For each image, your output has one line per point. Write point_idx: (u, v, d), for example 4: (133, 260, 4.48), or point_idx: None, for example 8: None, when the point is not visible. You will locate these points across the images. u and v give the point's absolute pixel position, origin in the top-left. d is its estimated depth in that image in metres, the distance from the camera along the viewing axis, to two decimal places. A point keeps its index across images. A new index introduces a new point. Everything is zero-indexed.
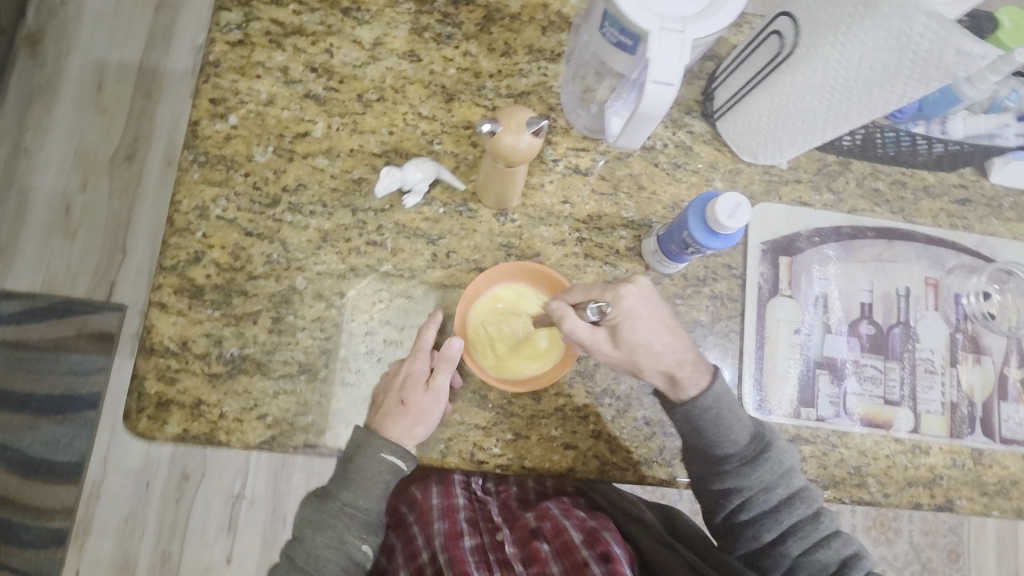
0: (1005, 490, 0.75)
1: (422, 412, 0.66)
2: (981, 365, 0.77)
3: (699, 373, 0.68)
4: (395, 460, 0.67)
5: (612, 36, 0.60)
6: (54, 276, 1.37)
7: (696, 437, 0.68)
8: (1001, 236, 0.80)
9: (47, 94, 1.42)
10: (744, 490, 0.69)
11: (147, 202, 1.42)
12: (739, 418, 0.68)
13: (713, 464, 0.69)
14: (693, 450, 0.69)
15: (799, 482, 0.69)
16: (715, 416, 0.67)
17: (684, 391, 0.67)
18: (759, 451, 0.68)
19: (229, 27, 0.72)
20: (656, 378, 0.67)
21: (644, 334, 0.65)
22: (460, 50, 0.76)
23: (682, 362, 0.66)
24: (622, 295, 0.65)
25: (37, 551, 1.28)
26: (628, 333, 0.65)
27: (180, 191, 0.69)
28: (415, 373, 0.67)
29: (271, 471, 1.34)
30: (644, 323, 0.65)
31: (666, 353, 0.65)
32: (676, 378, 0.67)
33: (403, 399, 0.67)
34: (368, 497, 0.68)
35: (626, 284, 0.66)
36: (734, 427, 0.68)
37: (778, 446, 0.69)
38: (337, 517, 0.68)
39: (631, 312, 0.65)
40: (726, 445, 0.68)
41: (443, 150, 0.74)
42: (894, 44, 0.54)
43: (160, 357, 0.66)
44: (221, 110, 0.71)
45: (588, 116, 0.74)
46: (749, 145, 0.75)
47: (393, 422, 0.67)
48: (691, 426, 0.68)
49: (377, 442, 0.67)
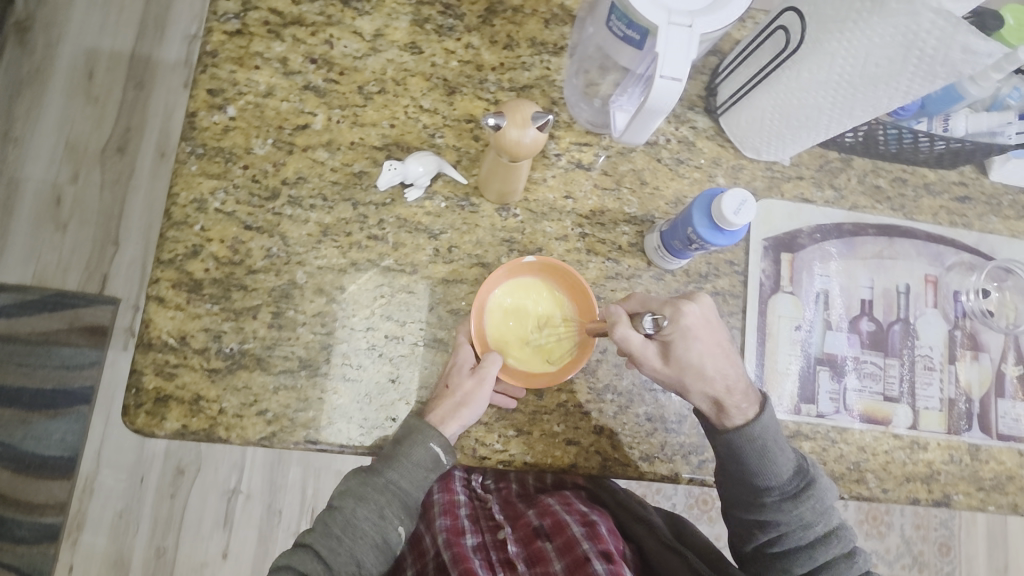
0: (1001, 485, 0.76)
1: (466, 394, 0.65)
2: (979, 362, 0.77)
3: (749, 403, 0.67)
4: (440, 450, 0.65)
5: (618, 30, 0.59)
6: (45, 269, 1.35)
7: (738, 467, 0.67)
8: (999, 234, 0.81)
9: (36, 84, 1.40)
10: (782, 525, 0.68)
11: (139, 194, 1.40)
12: (784, 451, 0.67)
13: (753, 496, 0.68)
14: (732, 481, 0.68)
15: (836, 520, 0.69)
16: (760, 447, 0.66)
17: (729, 419, 0.67)
18: (802, 488, 0.67)
19: (227, 16, 0.71)
20: (701, 402, 0.66)
21: (699, 355, 0.64)
22: (462, 42, 0.75)
23: (730, 390, 0.65)
24: (684, 312, 0.64)
25: (29, 546, 1.27)
26: (684, 352, 0.64)
27: (178, 183, 0.68)
28: (461, 361, 0.67)
29: (266, 466, 1.33)
30: (701, 345, 0.64)
31: (717, 377, 0.65)
32: (722, 404, 0.66)
33: (447, 384, 0.66)
34: (412, 478, 0.65)
35: (688, 302, 0.65)
36: (780, 462, 0.67)
37: (820, 483, 0.68)
38: (380, 493, 0.65)
39: (690, 331, 0.64)
40: (768, 478, 0.67)
41: (445, 143, 0.73)
42: (900, 40, 0.54)
43: (158, 352, 0.65)
44: (219, 101, 0.70)
45: (591, 110, 0.74)
46: (752, 141, 0.75)
47: (437, 407, 0.65)
48: (733, 456, 0.67)
49: (428, 429, 0.65)
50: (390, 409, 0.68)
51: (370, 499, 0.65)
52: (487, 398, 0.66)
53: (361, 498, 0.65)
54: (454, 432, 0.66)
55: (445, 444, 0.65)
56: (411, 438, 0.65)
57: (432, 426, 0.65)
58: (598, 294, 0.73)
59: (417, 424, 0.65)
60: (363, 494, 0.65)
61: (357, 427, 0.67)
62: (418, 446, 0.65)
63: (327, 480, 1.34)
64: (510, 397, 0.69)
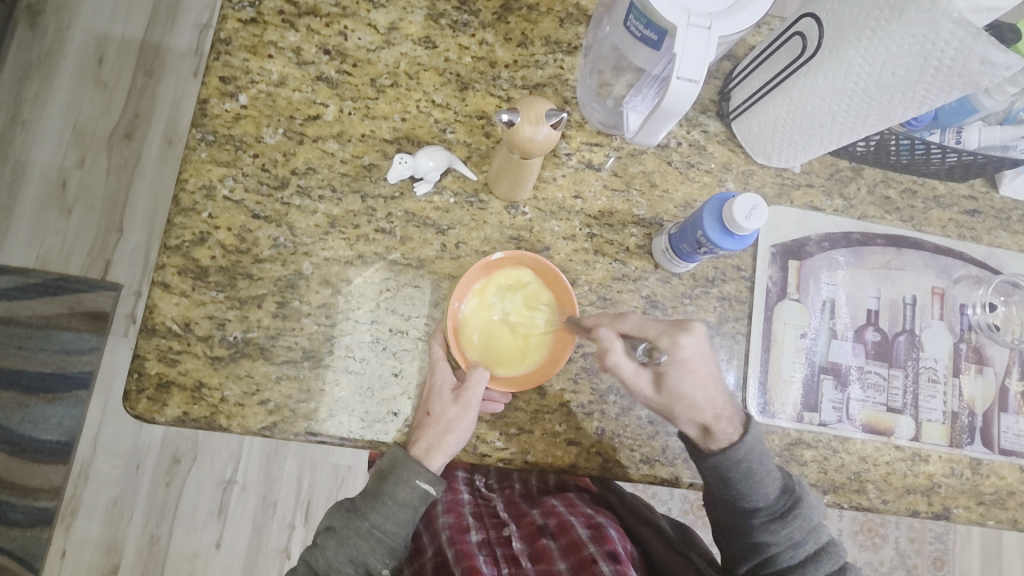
0: (1002, 500, 0.76)
1: (451, 421, 0.63)
2: (983, 376, 0.77)
3: (734, 427, 0.66)
4: (428, 485, 0.64)
5: (636, 30, 0.59)
6: (48, 252, 1.35)
7: (724, 488, 0.67)
8: (1008, 249, 0.81)
9: (46, 68, 1.40)
10: (772, 545, 0.67)
11: (145, 181, 1.40)
12: (768, 470, 0.66)
13: (741, 515, 0.68)
14: (720, 500, 0.68)
15: (826, 537, 0.69)
16: (746, 468, 0.65)
17: (715, 442, 0.66)
18: (789, 506, 0.67)
19: (242, 4, 0.71)
20: (688, 427, 0.66)
21: (692, 386, 0.64)
22: (476, 38, 0.74)
23: (718, 416, 0.65)
24: (680, 344, 0.64)
25: (22, 530, 1.27)
26: (677, 383, 0.64)
27: (187, 170, 0.68)
28: (441, 385, 0.65)
29: (263, 457, 1.33)
30: (695, 377, 0.65)
31: (706, 406, 0.65)
32: (710, 429, 0.66)
33: (428, 411, 0.64)
34: (398, 519, 0.63)
35: (685, 333, 0.65)
36: (765, 481, 0.66)
37: (806, 501, 0.68)
38: (364, 538, 0.63)
39: (684, 363, 0.64)
40: (755, 499, 0.66)
41: (456, 139, 0.73)
42: (918, 50, 0.54)
43: (162, 338, 0.65)
44: (231, 89, 0.70)
45: (604, 110, 0.74)
46: (764, 147, 0.75)
47: (424, 436, 0.64)
48: (718, 477, 0.66)
49: (414, 465, 0.63)
50: (391, 403, 0.67)
51: (353, 543, 0.63)
52: (472, 422, 0.64)
53: (343, 540, 0.63)
54: (441, 462, 0.64)
55: (433, 478, 0.64)
56: (396, 474, 0.64)
57: (417, 460, 0.64)
58: (604, 295, 0.73)
59: (401, 460, 0.64)
60: (345, 537, 0.63)
61: (358, 420, 0.67)
62: (403, 484, 0.63)
63: (323, 473, 1.34)
64: (496, 403, 0.68)
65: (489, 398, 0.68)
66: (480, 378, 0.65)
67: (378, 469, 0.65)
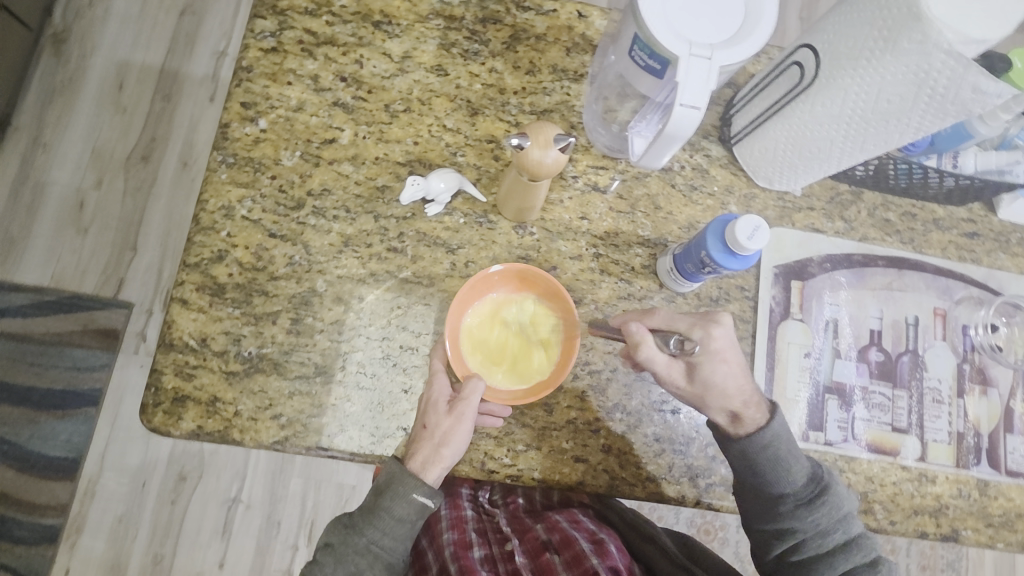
0: (1010, 522, 0.75)
1: (446, 434, 0.63)
2: (988, 397, 0.78)
3: (761, 413, 0.67)
4: (425, 498, 0.64)
5: (640, 59, 0.61)
6: (64, 271, 1.38)
7: (753, 476, 0.68)
8: (1008, 271, 0.82)
9: (68, 93, 1.45)
10: (799, 533, 0.68)
11: (160, 202, 1.43)
12: (796, 457, 0.68)
13: (770, 504, 0.68)
14: (748, 488, 0.69)
15: (856, 529, 0.69)
16: (773, 453, 0.67)
17: (743, 428, 0.67)
18: (816, 493, 0.67)
19: (263, 34, 0.74)
20: (720, 415, 0.67)
21: (725, 376, 0.65)
22: (486, 66, 0.78)
23: (747, 403, 0.66)
24: (713, 335, 0.65)
25: (27, 548, 1.27)
26: (705, 370, 0.65)
27: (207, 191, 0.71)
28: (437, 396, 0.65)
29: (268, 476, 1.33)
30: (726, 367, 0.65)
31: (737, 393, 0.66)
32: (739, 416, 0.67)
33: (424, 424, 0.64)
34: (394, 534, 0.64)
35: (716, 323, 0.66)
36: (792, 466, 0.67)
37: (835, 489, 0.68)
38: (361, 555, 0.64)
39: (718, 353, 0.65)
40: (782, 485, 0.67)
41: (466, 162, 0.76)
42: (913, 79, 0.56)
43: (179, 353, 0.67)
44: (252, 114, 0.73)
45: (609, 135, 0.76)
46: (765, 171, 0.77)
47: (419, 451, 0.64)
48: (747, 464, 0.67)
49: (410, 479, 0.64)
50: (401, 419, 0.68)
51: (350, 560, 0.64)
52: (468, 435, 0.64)
53: (340, 558, 0.64)
54: (437, 475, 0.64)
55: (429, 491, 0.64)
56: (392, 489, 0.64)
57: (413, 474, 0.64)
58: (610, 313, 0.74)
59: (397, 474, 0.64)
60: (342, 555, 0.64)
61: (368, 435, 0.68)
62: (399, 500, 0.64)
63: (327, 493, 1.34)
64: (496, 418, 0.69)
65: (489, 413, 0.69)
66: (477, 387, 0.65)
67: (374, 485, 0.66)
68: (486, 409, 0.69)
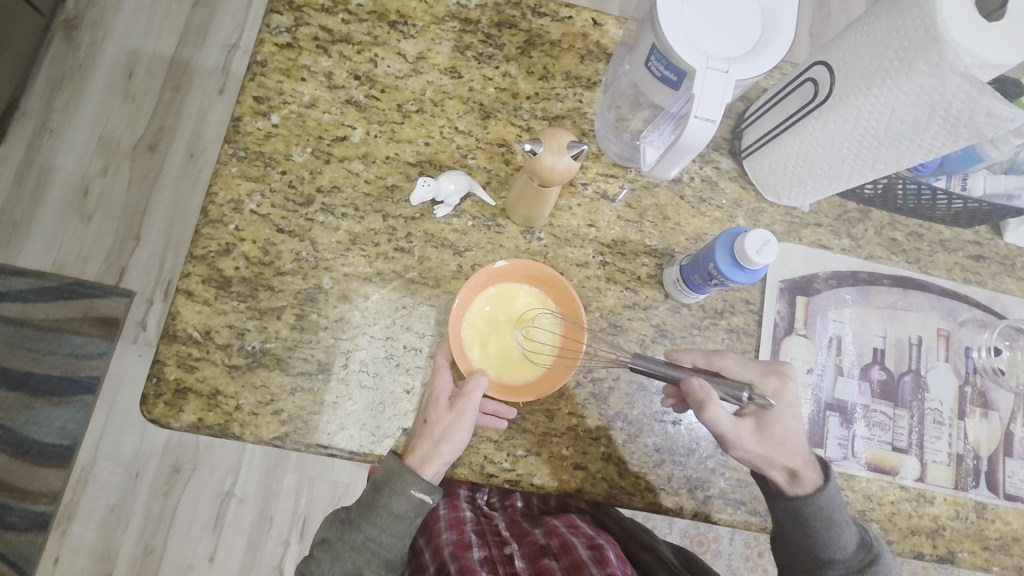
0: (1007, 546, 0.75)
1: (446, 429, 0.63)
2: (988, 419, 0.78)
3: (816, 471, 0.68)
4: (423, 494, 0.64)
5: (657, 70, 0.61)
6: (66, 257, 1.37)
7: (800, 535, 0.69)
8: (1012, 294, 0.82)
9: (77, 79, 1.45)
10: None
11: (165, 192, 1.43)
12: (850, 525, 0.68)
13: (814, 565, 0.69)
14: (794, 546, 0.70)
15: None
16: (827, 518, 0.67)
17: (801, 486, 0.67)
18: (865, 563, 0.68)
19: (279, 30, 0.75)
20: (777, 474, 0.67)
21: (790, 430, 0.67)
22: (500, 70, 0.78)
23: (806, 460, 0.67)
24: (785, 389, 0.68)
25: (17, 534, 1.26)
26: (777, 427, 0.67)
27: (217, 183, 0.71)
28: (438, 391, 0.66)
29: (263, 471, 1.33)
30: (791, 421, 0.68)
31: (796, 450, 0.67)
32: (798, 474, 0.67)
33: (425, 419, 0.64)
34: (392, 530, 0.64)
35: (782, 378, 0.68)
36: (845, 535, 0.68)
37: (884, 560, 0.68)
38: (359, 551, 0.64)
39: (786, 406, 0.67)
40: (832, 551, 0.68)
41: (476, 165, 0.76)
42: (927, 100, 0.56)
43: (182, 345, 0.67)
44: (264, 108, 0.73)
45: (620, 143, 0.77)
46: (774, 186, 0.77)
47: (418, 446, 0.64)
48: (797, 524, 0.68)
49: (408, 475, 0.63)
50: (401, 419, 0.68)
51: (348, 557, 0.64)
52: (468, 431, 0.64)
53: (338, 555, 0.64)
54: (436, 472, 0.63)
55: (427, 487, 0.63)
56: (391, 484, 0.64)
57: (412, 470, 0.63)
58: (614, 321, 0.74)
59: (395, 470, 0.64)
60: (339, 551, 0.64)
61: (368, 435, 0.67)
62: (397, 497, 0.63)
63: (321, 490, 1.33)
64: (500, 419, 0.69)
65: (492, 413, 0.69)
66: (479, 382, 0.65)
67: (373, 481, 0.65)
68: (489, 409, 0.69)
